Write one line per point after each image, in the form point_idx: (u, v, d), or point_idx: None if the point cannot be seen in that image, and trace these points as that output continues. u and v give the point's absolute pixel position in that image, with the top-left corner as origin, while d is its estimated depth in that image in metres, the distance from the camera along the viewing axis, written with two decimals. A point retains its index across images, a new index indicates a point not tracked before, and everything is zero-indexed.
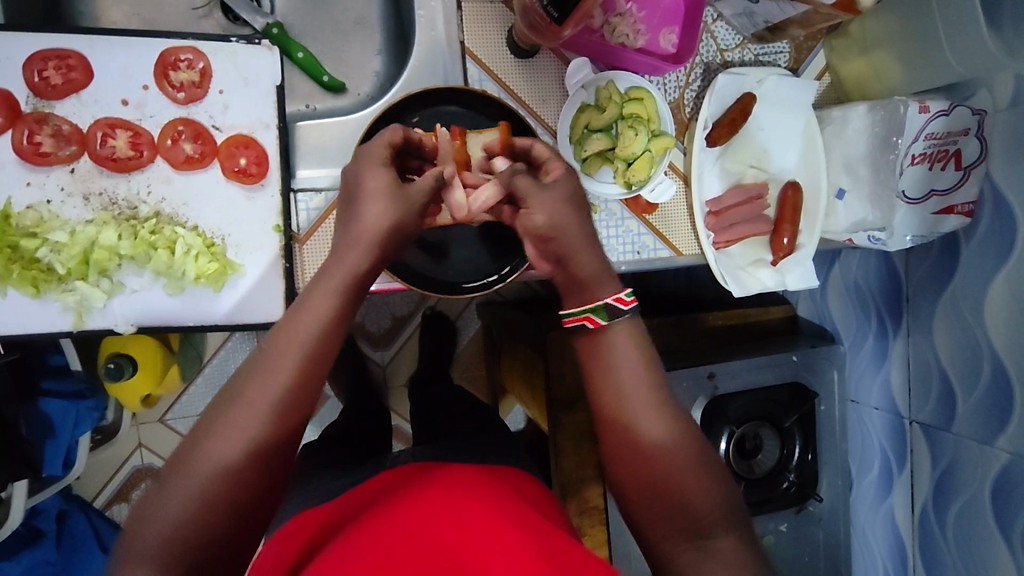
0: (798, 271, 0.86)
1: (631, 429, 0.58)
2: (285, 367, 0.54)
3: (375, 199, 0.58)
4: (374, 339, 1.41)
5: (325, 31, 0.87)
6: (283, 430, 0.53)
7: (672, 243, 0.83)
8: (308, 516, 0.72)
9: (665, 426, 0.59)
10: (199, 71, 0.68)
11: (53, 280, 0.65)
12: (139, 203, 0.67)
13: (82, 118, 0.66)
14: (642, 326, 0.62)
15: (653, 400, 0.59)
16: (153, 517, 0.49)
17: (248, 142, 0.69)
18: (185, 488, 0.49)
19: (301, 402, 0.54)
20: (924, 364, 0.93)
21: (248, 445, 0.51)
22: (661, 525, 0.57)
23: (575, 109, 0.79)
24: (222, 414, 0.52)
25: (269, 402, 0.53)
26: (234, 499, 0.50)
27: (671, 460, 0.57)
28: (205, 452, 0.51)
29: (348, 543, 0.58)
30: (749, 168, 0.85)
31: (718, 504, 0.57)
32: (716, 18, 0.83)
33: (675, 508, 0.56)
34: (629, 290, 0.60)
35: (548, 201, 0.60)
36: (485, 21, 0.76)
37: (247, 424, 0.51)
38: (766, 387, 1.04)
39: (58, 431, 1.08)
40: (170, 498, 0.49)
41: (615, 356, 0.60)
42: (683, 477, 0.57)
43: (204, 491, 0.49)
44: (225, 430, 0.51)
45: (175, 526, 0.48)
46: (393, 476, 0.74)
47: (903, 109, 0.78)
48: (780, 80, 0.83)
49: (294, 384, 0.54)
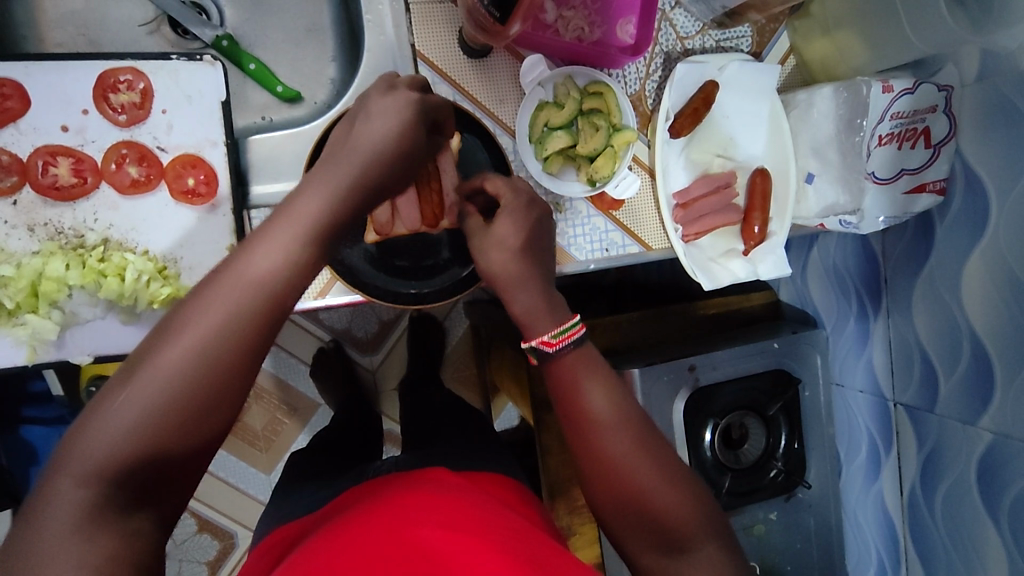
0: (770, 259, 0.84)
1: (602, 451, 0.56)
2: (253, 285, 0.44)
3: (382, 124, 0.54)
4: (361, 345, 1.40)
5: (278, 39, 0.85)
6: (249, 356, 0.44)
7: (641, 238, 0.81)
8: (287, 529, 0.71)
9: (627, 444, 0.56)
10: (140, 92, 0.66)
11: (3, 316, 0.64)
12: (85, 231, 0.65)
13: (22, 148, 0.64)
14: (592, 347, 0.61)
15: (622, 415, 0.57)
16: (92, 425, 0.40)
17: (196, 162, 0.67)
18: (133, 392, 0.41)
19: (263, 327, 0.44)
20: (905, 344, 0.92)
21: (199, 364, 0.42)
22: (635, 536, 0.55)
23: (533, 107, 0.77)
24: (187, 314, 0.43)
25: (241, 302, 0.44)
26: (182, 413, 0.41)
27: (637, 475, 0.55)
28: (166, 349, 0.42)
29: (312, 553, 0.55)
30: (715, 157, 0.84)
31: (697, 516, 0.55)
32: (673, 5, 0.81)
33: (646, 522, 0.54)
34: (552, 332, 0.59)
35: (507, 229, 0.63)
36: (435, 22, 0.74)
37: (205, 335, 0.42)
38: (750, 375, 1.02)
39: (41, 458, 1.11)
40: (118, 404, 0.41)
41: (589, 387, 0.58)
42: (653, 492, 0.54)
43: (153, 399, 0.41)
44: (179, 342, 0.42)
45: (119, 439, 0.40)
46: (366, 488, 0.72)
47: (866, 89, 0.76)
48: (741, 66, 0.81)
49: (260, 304, 0.44)
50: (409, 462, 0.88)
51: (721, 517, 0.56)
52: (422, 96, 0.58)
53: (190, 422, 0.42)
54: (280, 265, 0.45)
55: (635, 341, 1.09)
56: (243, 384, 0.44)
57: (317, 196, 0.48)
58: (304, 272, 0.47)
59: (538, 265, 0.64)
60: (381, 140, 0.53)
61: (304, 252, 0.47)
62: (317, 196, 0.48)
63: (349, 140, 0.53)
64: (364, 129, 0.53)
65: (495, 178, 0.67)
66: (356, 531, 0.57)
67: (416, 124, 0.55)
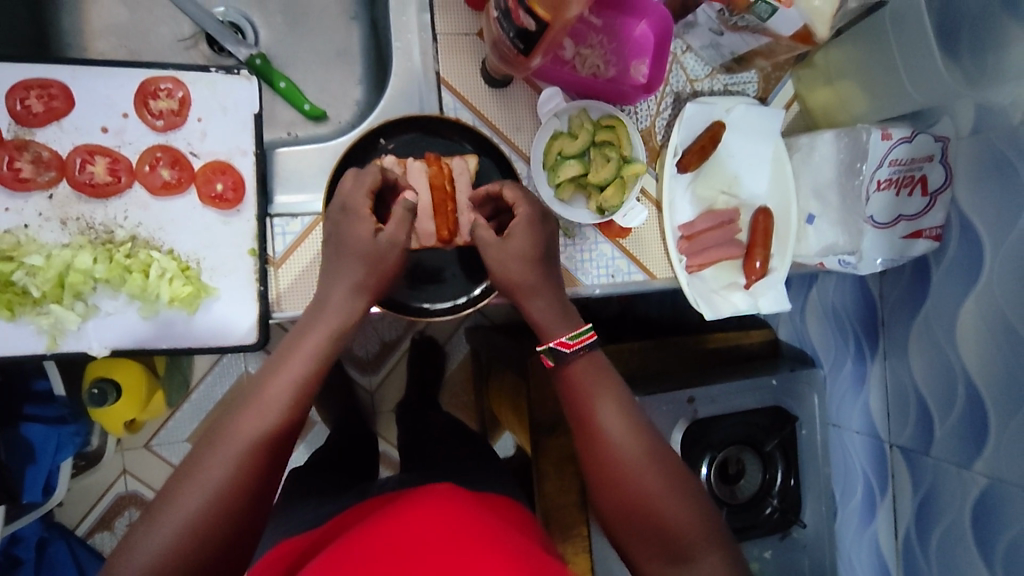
0: (770, 294, 0.87)
1: (615, 463, 0.61)
2: (269, 409, 0.59)
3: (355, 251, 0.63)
4: (362, 364, 1.42)
5: (307, 60, 0.89)
6: (270, 461, 0.58)
7: (645, 267, 0.84)
8: (291, 544, 0.71)
9: (637, 453, 0.62)
10: (178, 100, 0.69)
11: (28, 304, 0.66)
12: (115, 227, 0.68)
13: (62, 145, 0.67)
14: (602, 359, 0.66)
15: (629, 430, 0.63)
16: (136, 547, 0.52)
17: (225, 168, 0.70)
18: (174, 516, 0.53)
19: (280, 441, 0.59)
20: (900, 387, 0.94)
21: (230, 475, 0.55)
22: (643, 547, 0.60)
23: (548, 136, 0.81)
24: (218, 439, 0.57)
25: (255, 436, 0.58)
26: (216, 530, 0.54)
27: (643, 484, 0.61)
28: (197, 478, 0.55)
29: (327, 560, 0.58)
30: (720, 194, 0.87)
31: (699, 525, 0.60)
32: (684, 49, 0.85)
33: (656, 532, 0.59)
34: (572, 333, 0.65)
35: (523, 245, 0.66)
36: (461, 52, 0.79)
37: (234, 452, 0.56)
38: (746, 411, 1.04)
39: (38, 457, 1.14)
40: (162, 525, 0.53)
41: (596, 399, 0.64)
42: (658, 502, 0.60)
43: (191, 521, 0.53)
44: (212, 460, 0.56)
45: (164, 555, 0.52)
46: (373, 504, 0.73)
47: (866, 136, 0.80)
48: (748, 109, 0.85)
49: (278, 421, 0.59)
50: (406, 483, 0.89)
51: (721, 528, 0.62)
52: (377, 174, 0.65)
53: (227, 519, 0.54)
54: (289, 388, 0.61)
55: (636, 372, 1.10)
56: (269, 482, 0.58)
57: (308, 344, 0.63)
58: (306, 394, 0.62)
59: (551, 279, 0.68)
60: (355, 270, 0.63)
61: (307, 377, 0.62)
62: (317, 333, 0.64)
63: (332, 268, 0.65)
64: (341, 259, 0.64)
65: (512, 184, 0.68)
66: (372, 538, 0.58)
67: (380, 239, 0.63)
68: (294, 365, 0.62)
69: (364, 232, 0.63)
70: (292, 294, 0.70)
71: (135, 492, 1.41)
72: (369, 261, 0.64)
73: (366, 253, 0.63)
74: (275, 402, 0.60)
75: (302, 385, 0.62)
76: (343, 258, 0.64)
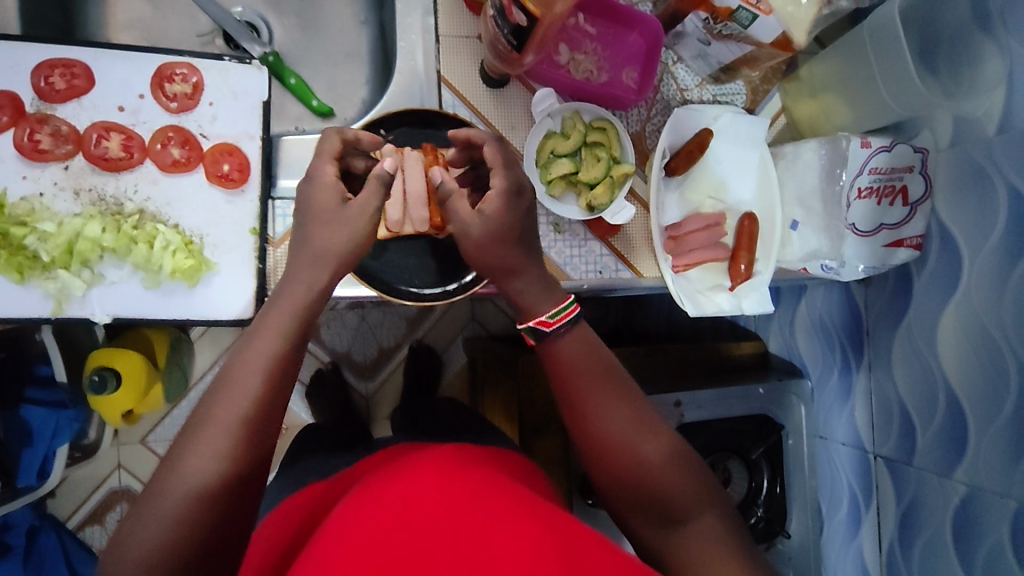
0: (754, 296, 0.88)
1: (605, 437, 0.63)
2: (243, 391, 0.59)
3: (329, 222, 0.64)
4: (360, 369, 1.45)
5: (318, 62, 0.95)
6: (249, 442, 0.58)
7: (633, 264, 0.87)
8: (308, 493, 0.79)
9: (622, 421, 0.64)
10: (192, 85, 0.74)
11: (37, 269, 0.69)
12: (125, 201, 0.71)
13: (80, 121, 0.71)
14: (588, 331, 0.68)
15: (617, 402, 0.65)
16: (131, 544, 0.54)
17: (232, 151, 0.74)
18: (158, 509, 0.54)
19: (259, 423, 0.59)
20: (885, 399, 0.95)
21: (212, 464, 0.56)
22: (638, 514, 0.63)
23: (542, 134, 0.85)
24: (198, 429, 0.58)
25: (235, 420, 0.58)
26: (204, 519, 0.55)
27: (633, 453, 0.63)
28: (179, 471, 0.55)
29: (343, 512, 0.59)
30: (707, 199, 0.90)
31: (689, 488, 0.62)
32: (676, 60, 0.89)
33: (647, 496, 0.62)
34: (551, 312, 0.66)
35: (484, 221, 0.63)
36: (460, 53, 0.83)
37: (214, 442, 0.57)
38: (734, 417, 1.04)
39: (35, 440, 1.17)
40: (148, 517, 0.54)
41: (576, 371, 0.65)
42: (653, 469, 0.62)
43: (177, 513, 0.54)
44: (194, 450, 0.56)
45: (155, 549, 0.53)
46: (382, 457, 0.78)
47: (845, 143, 0.83)
48: (734, 117, 0.88)
49: (254, 401, 0.59)
50: None
51: (715, 490, 0.64)
52: (341, 133, 0.67)
53: (212, 507, 0.55)
54: (262, 364, 0.61)
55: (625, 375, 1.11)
56: (253, 465, 0.59)
57: (279, 325, 0.63)
58: (282, 372, 0.62)
59: (537, 258, 0.67)
60: (329, 239, 0.64)
61: (277, 354, 0.62)
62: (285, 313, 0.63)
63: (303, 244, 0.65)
64: (314, 232, 0.64)
65: (494, 145, 0.66)
66: (384, 491, 0.59)
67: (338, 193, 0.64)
68: (264, 344, 0.62)
69: (333, 195, 0.64)
70: None
71: (127, 486, 1.43)
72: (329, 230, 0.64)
73: (328, 219, 0.64)
74: (250, 382, 0.60)
75: (273, 365, 0.61)
76: (316, 231, 0.64)
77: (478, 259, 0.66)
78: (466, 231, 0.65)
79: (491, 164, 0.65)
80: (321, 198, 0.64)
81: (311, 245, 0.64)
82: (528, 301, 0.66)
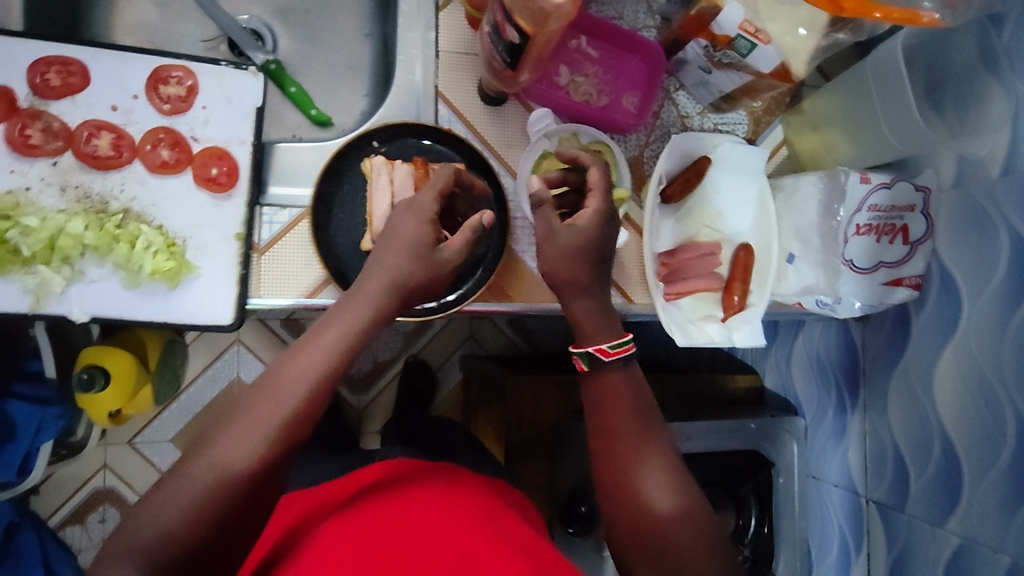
0: (746, 329, 0.84)
1: (635, 483, 0.61)
2: (289, 396, 0.60)
3: (401, 246, 0.67)
4: (353, 383, 1.43)
5: (320, 72, 0.96)
6: (283, 446, 0.59)
7: (623, 289, 0.85)
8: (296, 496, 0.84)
9: (655, 472, 0.62)
10: (187, 87, 0.74)
11: (17, 263, 0.68)
12: (110, 199, 0.71)
13: (73, 118, 0.71)
14: (637, 372, 0.68)
15: (654, 450, 0.63)
16: (139, 527, 0.53)
17: (222, 155, 0.74)
18: (177, 497, 0.54)
19: (295, 430, 0.60)
20: (879, 442, 0.92)
21: (242, 461, 0.57)
22: (647, 571, 0.60)
23: (537, 154, 0.83)
24: (234, 424, 0.59)
25: (274, 424, 0.59)
26: (216, 516, 0.55)
27: (664, 505, 0.60)
28: (207, 461, 0.56)
29: (332, 528, 0.68)
30: (704, 227, 0.88)
31: (709, 557, 0.60)
32: (677, 88, 0.89)
33: (664, 558, 0.59)
34: (614, 342, 0.66)
35: (576, 240, 0.67)
36: (458, 69, 0.84)
37: (250, 440, 0.58)
38: (719, 451, 1.02)
39: (19, 435, 1.16)
40: (172, 493, 0.55)
41: (615, 408, 0.65)
42: (675, 528, 0.59)
43: (197, 504, 0.54)
44: (225, 445, 0.57)
45: (164, 535, 0.53)
46: (390, 468, 0.82)
47: (844, 177, 0.82)
48: (734, 146, 0.86)
49: (295, 408, 0.60)
50: None
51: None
52: (449, 173, 0.71)
53: (228, 506, 0.56)
54: (312, 374, 0.61)
55: None
56: (276, 470, 0.59)
57: (332, 336, 0.63)
58: (327, 384, 0.62)
59: (598, 286, 0.69)
60: (398, 261, 0.66)
61: (329, 366, 0.62)
62: (345, 326, 0.64)
63: (378, 258, 0.67)
64: (389, 250, 0.67)
65: (600, 168, 0.70)
66: (371, 514, 0.69)
67: (426, 225, 0.68)
68: (317, 353, 0.62)
69: (418, 232, 0.67)
70: (270, 280, 0.72)
71: (111, 487, 1.42)
72: (412, 252, 0.67)
73: (409, 242, 0.67)
74: (295, 390, 0.61)
75: (319, 381, 0.62)
76: (391, 250, 0.67)
77: (554, 274, 0.68)
78: (551, 244, 0.68)
79: (592, 186, 0.70)
80: (404, 230, 0.67)
81: (385, 263, 0.66)
82: (589, 327, 0.68)
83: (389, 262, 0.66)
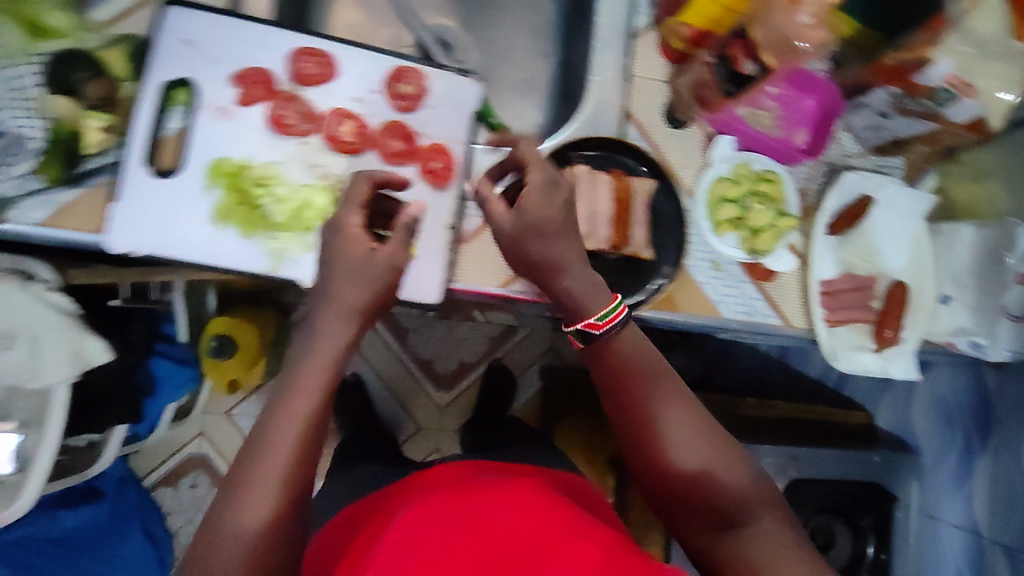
0: (902, 361, 0.90)
1: (667, 445, 0.65)
2: (294, 418, 0.60)
3: (359, 263, 0.63)
4: (438, 380, 1.50)
5: (501, 85, 1.03)
6: (299, 473, 0.59)
7: (783, 312, 0.89)
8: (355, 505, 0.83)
9: (684, 428, 0.66)
10: (419, 87, 0.81)
11: (262, 227, 0.74)
12: (348, 180, 0.78)
13: (323, 104, 0.78)
14: (638, 336, 0.69)
15: (674, 407, 0.67)
16: None
17: (443, 151, 0.81)
18: (219, 554, 0.56)
19: (310, 451, 0.60)
20: (1010, 487, 0.94)
21: (268, 503, 0.57)
22: (701, 519, 0.66)
23: (713, 177, 0.88)
24: (248, 467, 0.58)
25: (285, 454, 0.59)
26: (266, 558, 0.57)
27: (699, 459, 0.65)
28: (234, 515, 0.56)
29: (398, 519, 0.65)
30: (860, 261, 0.91)
31: (750, 492, 0.66)
32: (845, 128, 0.93)
33: (712, 502, 0.65)
34: (599, 315, 0.67)
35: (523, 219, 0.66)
36: (648, 92, 0.90)
37: (265, 490, 0.57)
38: (844, 479, 1.05)
39: (158, 391, 1.19)
40: (211, 556, 0.56)
41: (631, 375, 0.68)
42: (714, 479, 0.65)
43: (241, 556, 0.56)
44: (249, 489, 0.57)
45: None
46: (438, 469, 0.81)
47: (1016, 229, 0.88)
48: (899, 189, 0.92)
49: (305, 430, 0.60)
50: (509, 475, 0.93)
51: (772, 488, 0.68)
52: (367, 173, 0.69)
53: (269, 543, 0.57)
54: (314, 395, 0.61)
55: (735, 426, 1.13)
56: (301, 497, 0.60)
57: (324, 350, 0.63)
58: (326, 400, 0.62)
59: (583, 268, 0.68)
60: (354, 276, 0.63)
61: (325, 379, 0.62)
62: (330, 334, 0.63)
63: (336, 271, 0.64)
64: (370, 269, 0.64)
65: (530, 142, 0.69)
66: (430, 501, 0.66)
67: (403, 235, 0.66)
68: (312, 373, 0.62)
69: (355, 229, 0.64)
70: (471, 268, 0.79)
71: (205, 455, 1.47)
72: (352, 263, 0.63)
73: (358, 252, 0.64)
74: (298, 409, 0.60)
75: (324, 396, 0.62)
76: (364, 267, 0.64)
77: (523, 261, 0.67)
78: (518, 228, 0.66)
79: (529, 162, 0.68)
80: (341, 225, 0.65)
81: (363, 277, 0.64)
82: (578, 306, 0.67)
83: (351, 284, 0.63)
